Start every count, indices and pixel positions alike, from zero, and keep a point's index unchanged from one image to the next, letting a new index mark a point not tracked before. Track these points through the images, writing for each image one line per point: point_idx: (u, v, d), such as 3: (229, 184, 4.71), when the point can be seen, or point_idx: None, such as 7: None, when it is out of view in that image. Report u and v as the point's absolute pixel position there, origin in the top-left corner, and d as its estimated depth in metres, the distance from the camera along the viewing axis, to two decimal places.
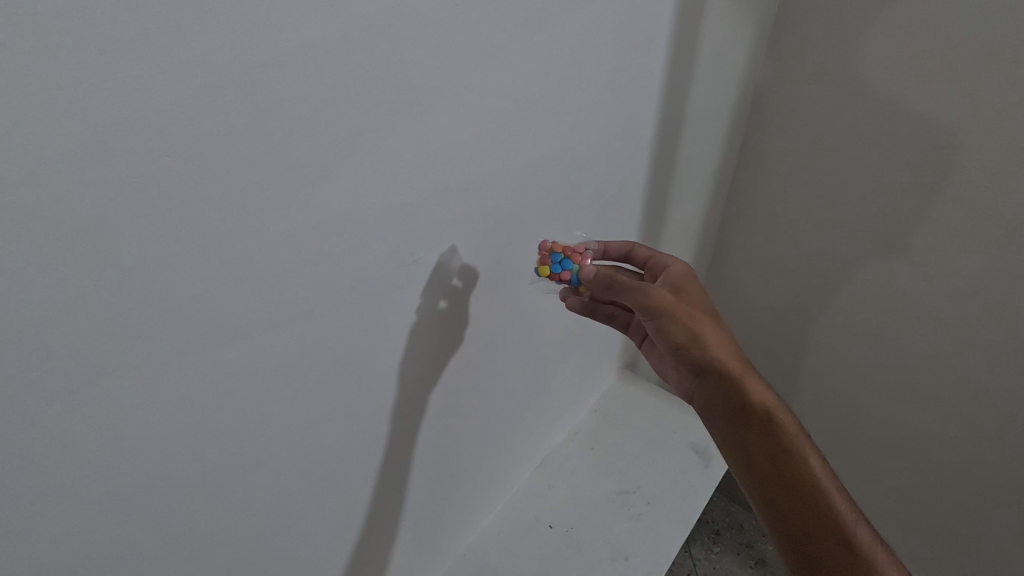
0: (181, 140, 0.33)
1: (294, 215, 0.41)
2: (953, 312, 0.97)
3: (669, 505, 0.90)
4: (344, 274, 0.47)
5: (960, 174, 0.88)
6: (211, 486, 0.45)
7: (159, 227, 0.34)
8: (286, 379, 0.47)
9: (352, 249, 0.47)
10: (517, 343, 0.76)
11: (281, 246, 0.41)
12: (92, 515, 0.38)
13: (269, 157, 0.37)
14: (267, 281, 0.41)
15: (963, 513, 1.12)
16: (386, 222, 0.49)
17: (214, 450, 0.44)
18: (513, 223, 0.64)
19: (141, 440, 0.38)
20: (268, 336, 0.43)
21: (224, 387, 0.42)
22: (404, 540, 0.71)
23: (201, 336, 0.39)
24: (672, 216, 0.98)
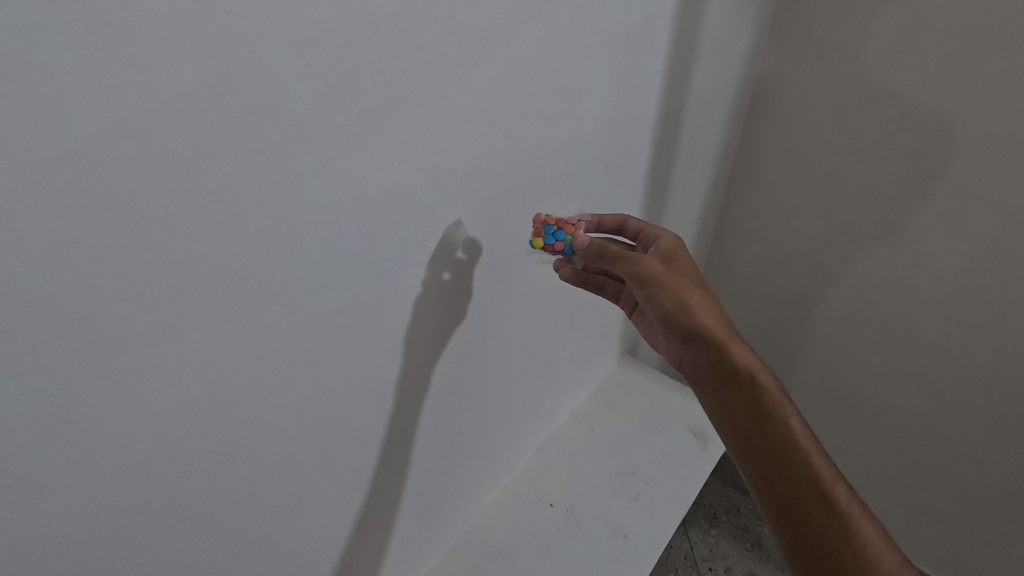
0: (191, 111, 0.33)
1: (302, 191, 0.42)
2: (948, 295, 0.98)
3: (669, 485, 0.92)
4: (349, 253, 0.48)
5: (956, 158, 0.88)
6: (221, 455, 0.46)
7: (171, 201, 0.35)
8: (293, 352, 0.48)
9: (358, 225, 0.47)
10: (520, 322, 0.77)
11: (287, 222, 0.42)
12: (104, 480, 0.39)
13: (277, 131, 0.38)
14: (274, 256, 0.42)
15: (955, 496, 1.14)
16: (392, 199, 0.49)
17: (222, 418, 0.45)
18: (513, 205, 0.65)
19: (151, 407, 0.40)
20: (273, 308, 0.44)
21: (231, 357, 0.43)
22: (407, 513, 0.73)
23: (208, 307, 0.40)
24: (672, 202, 0.98)
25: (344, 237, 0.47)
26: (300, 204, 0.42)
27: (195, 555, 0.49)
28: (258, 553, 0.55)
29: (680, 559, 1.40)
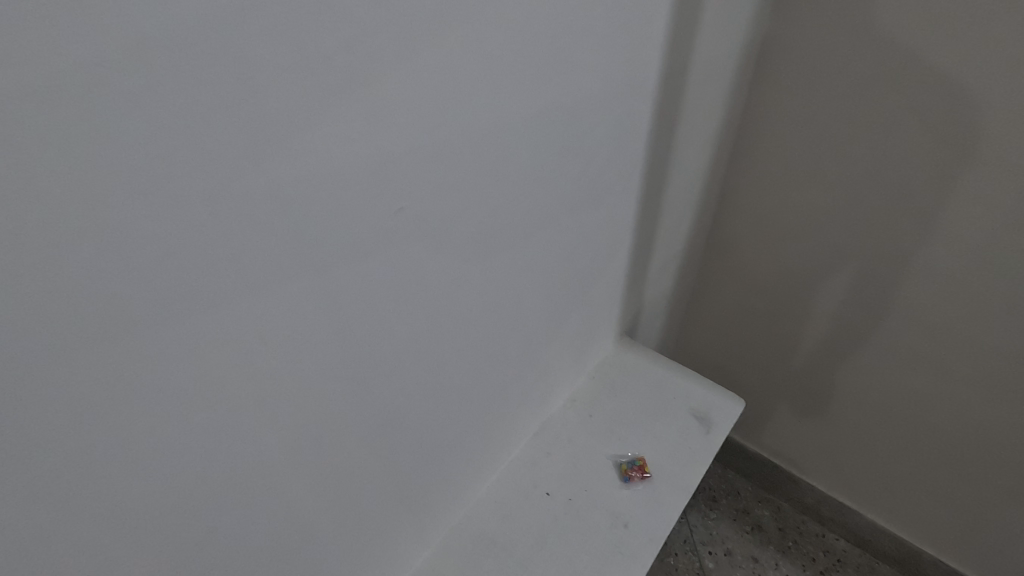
0: (104, 53, 0.27)
1: (258, 156, 0.35)
2: (962, 270, 0.94)
3: (671, 471, 0.88)
4: (322, 227, 0.42)
5: (975, 127, 0.84)
6: (177, 465, 0.40)
7: (109, 168, 0.29)
8: (259, 345, 0.42)
9: (334, 196, 0.42)
10: (514, 303, 0.72)
11: (243, 194, 0.36)
12: (53, 499, 0.34)
13: (226, 81, 0.32)
14: (229, 232, 0.36)
15: (962, 475, 1.12)
16: (371, 166, 0.44)
17: (176, 424, 0.39)
18: (504, 175, 0.59)
19: (102, 411, 0.34)
20: (241, 292, 0.39)
21: (193, 350, 0.38)
22: (398, 508, 0.68)
23: (149, 297, 0.34)
24: (673, 175, 0.93)
25: (314, 210, 0.41)
26: (258, 172, 0.36)
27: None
28: (235, 567, 0.50)
29: (680, 543, 1.40)
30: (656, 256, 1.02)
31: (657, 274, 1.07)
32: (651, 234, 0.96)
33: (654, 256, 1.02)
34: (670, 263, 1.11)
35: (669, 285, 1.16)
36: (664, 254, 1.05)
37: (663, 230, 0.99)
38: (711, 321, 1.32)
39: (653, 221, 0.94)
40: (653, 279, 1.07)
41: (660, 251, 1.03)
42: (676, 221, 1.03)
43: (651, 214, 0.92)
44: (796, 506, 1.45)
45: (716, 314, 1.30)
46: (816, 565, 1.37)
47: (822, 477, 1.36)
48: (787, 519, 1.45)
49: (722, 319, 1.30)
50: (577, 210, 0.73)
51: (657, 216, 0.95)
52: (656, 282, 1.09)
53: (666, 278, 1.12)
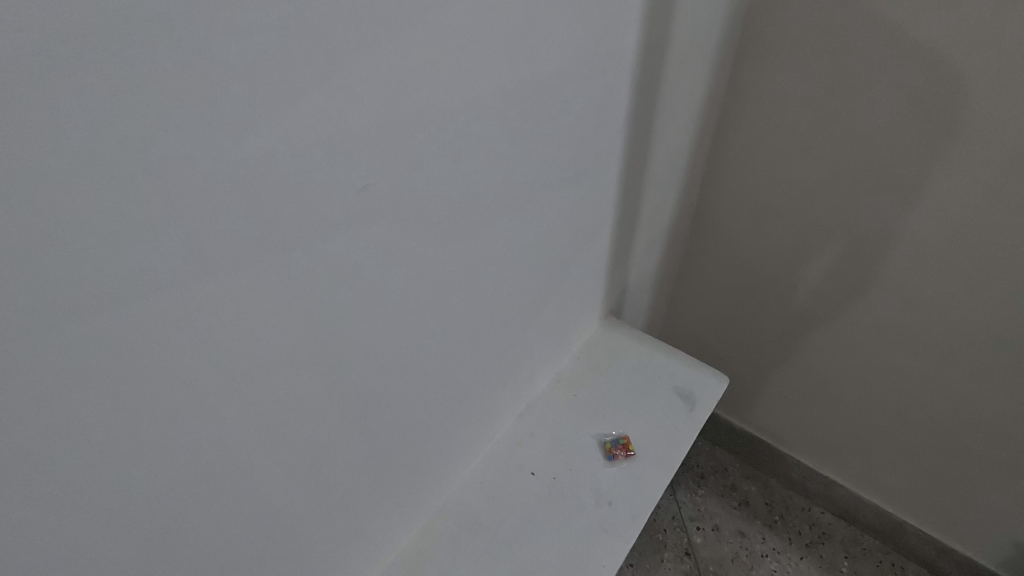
0: (25, 24, 0.25)
1: (204, 133, 0.34)
2: (944, 245, 0.94)
3: (655, 449, 0.88)
4: (282, 207, 0.41)
5: (958, 100, 0.83)
6: (137, 453, 0.40)
7: (48, 147, 0.28)
8: (219, 326, 0.41)
9: (294, 175, 0.41)
10: (495, 284, 0.71)
11: (188, 173, 0.34)
12: (13, 488, 0.33)
13: (161, 53, 0.30)
14: (179, 213, 0.35)
15: (944, 448, 1.14)
16: (333, 144, 0.43)
17: (131, 412, 0.38)
18: (478, 153, 0.58)
19: (59, 397, 0.34)
20: (198, 273, 0.38)
21: (151, 333, 0.37)
22: (382, 492, 0.68)
23: (92, 280, 0.32)
24: (656, 153, 0.92)
25: (271, 189, 0.40)
26: (207, 151, 0.35)
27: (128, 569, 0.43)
28: (212, 553, 0.49)
29: (668, 519, 1.43)
30: (640, 235, 1.02)
31: (642, 253, 1.07)
32: (634, 212, 0.95)
33: (638, 235, 1.01)
34: (655, 243, 1.10)
35: (654, 264, 1.16)
36: (648, 233, 1.05)
37: (646, 209, 0.99)
38: (698, 300, 1.32)
39: (636, 200, 0.93)
40: (637, 259, 1.06)
41: (644, 230, 1.03)
42: (660, 200, 1.02)
43: (633, 193, 0.91)
44: (783, 481, 1.47)
45: (703, 293, 1.30)
46: (802, 538, 1.39)
47: (808, 453, 1.38)
48: (774, 495, 1.47)
49: (709, 298, 1.30)
50: (556, 188, 0.72)
51: (640, 195, 0.94)
52: (641, 261, 1.08)
53: (651, 257, 1.12)
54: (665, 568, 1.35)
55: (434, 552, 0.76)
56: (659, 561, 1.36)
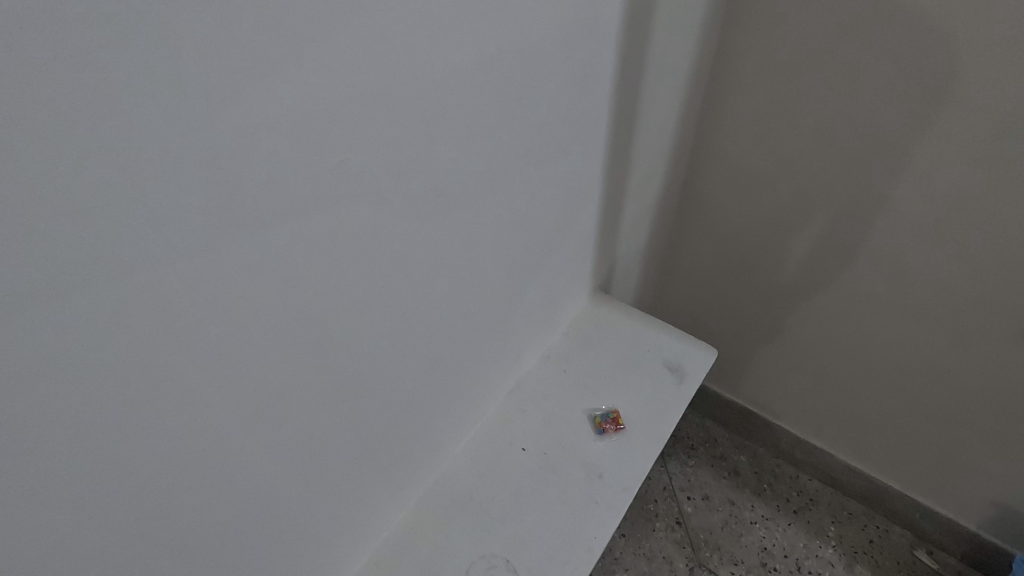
0: None
1: (169, 111, 0.32)
2: (931, 214, 0.94)
3: (644, 423, 0.89)
4: (257, 186, 0.40)
5: (947, 65, 0.82)
6: (117, 441, 0.39)
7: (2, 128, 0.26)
8: (195, 310, 0.40)
9: (268, 152, 0.39)
10: (482, 261, 0.70)
11: (153, 153, 0.33)
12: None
13: (116, 25, 0.28)
14: (146, 195, 0.34)
15: (928, 414, 1.16)
16: (309, 119, 0.41)
17: (108, 400, 0.37)
18: (460, 127, 0.56)
19: (34, 389, 0.33)
20: (171, 255, 0.37)
21: (126, 320, 0.36)
22: (374, 471, 0.69)
23: (57, 266, 0.31)
24: (643, 125, 0.90)
25: (244, 168, 0.38)
26: (173, 129, 0.33)
27: (116, 556, 0.42)
28: (202, 536, 0.49)
29: (659, 490, 1.45)
30: (627, 209, 1.01)
31: (630, 227, 1.06)
32: (621, 186, 0.94)
33: (626, 209, 1.01)
34: (643, 217, 1.10)
35: (643, 238, 1.16)
36: (636, 207, 1.04)
37: (634, 182, 0.98)
38: (687, 274, 1.33)
39: (623, 174, 0.92)
40: (626, 233, 1.06)
41: (632, 204, 1.02)
42: (647, 173, 1.01)
43: (620, 166, 0.90)
44: (771, 450, 1.50)
45: (692, 266, 1.30)
46: (790, 505, 1.43)
47: (796, 422, 1.40)
48: (763, 464, 1.49)
49: (697, 271, 1.30)
50: (541, 163, 0.71)
51: (627, 169, 0.93)
52: (629, 236, 1.08)
53: (639, 231, 1.11)
54: (656, 537, 1.37)
55: (427, 528, 0.77)
56: (651, 531, 1.39)
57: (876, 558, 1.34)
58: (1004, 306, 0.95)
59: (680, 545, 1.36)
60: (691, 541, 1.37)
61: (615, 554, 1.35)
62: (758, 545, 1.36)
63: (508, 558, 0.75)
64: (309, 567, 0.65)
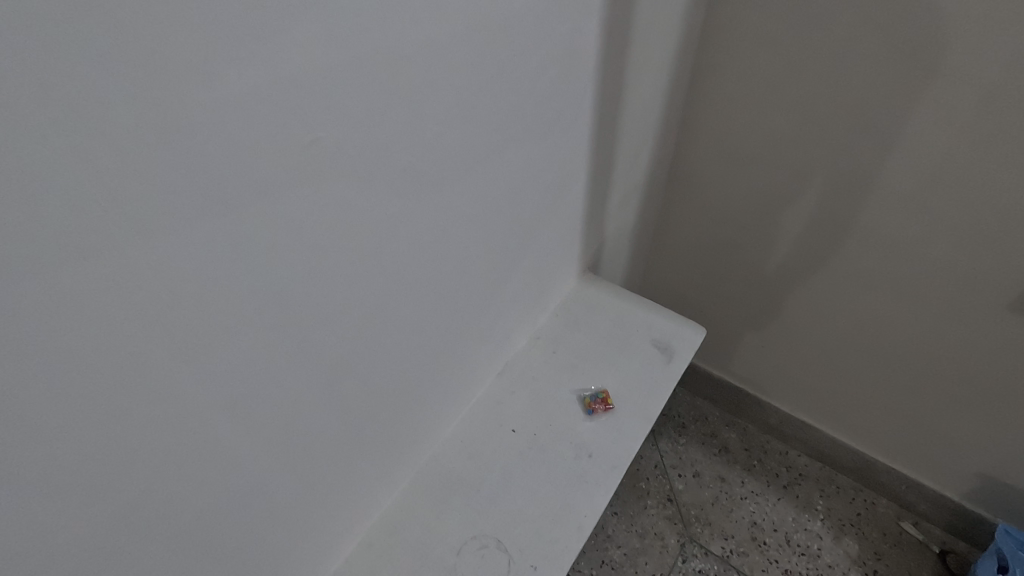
0: None
1: (126, 87, 0.31)
2: (918, 188, 0.94)
3: (634, 402, 0.89)
4: (229, 166, 0.39)
5: (934, 36, 0.81)
6: (90, 431, 0.38)
7: None
8: (166, 296, 0.39)
9: (240, 130, 0.38)
10: (467, 243, 0.69)
11: (111, 132, 0.31)
12: None
13: None
14: (105, 175, 0.32)
15: (915, 388, 1.17)
16: (281, 96, 0.40)
17: (77, 390, 0.36)
18: (441, 104, 0.55)
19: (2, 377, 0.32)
20: (142, 238, 0.36)
21: (98, 306, 0.35)
22: (362, 456, 0.68)
23: (17, 251, 0.30)
24: (629, 102, 0.89)
25: (211, 147, 0.37)
26: (131, 106, 0.32)
27: (95, 548, 0.42)
28: (189, 524, 0.49)
29: (650, 468, 1.47)
30: (615, 188, 1.00)
31: (618, 207, 1.05)
32: (608, 164, 0.93)
33: (614, 189, 1.00)
34: (631, 196, 1.09)
35: (631, 218, 1.15)
36: (624, 186, 1.03)
37: (621, 161, 0.97)
38: (676, 253, 1.32)
39: (609, 152, 0.91)
40: (613, 213, 1.05)
41: (620, 183, 1.01)
42: (634, 151, 1.00)
43: (606, 144, 0.89)
44: (760, 427, 1.52)
45: (681, 245, 1.30)
46: (779, 480, 1.44)
47: (785, 398, 1.41)
48: (752, 440, 1.51)
49: (686, 250, 1.30)
50: (526, 141, 0.70)
51: (613, 147, 0.92)
52: (617, 215, 1.07)
53: (627, 211, 1.11)
54: (647, 514, 1.39)
55: (418, 510, 0.77)
56: (642, 508, 1.40)
57: (863, 530, 1.37)
58: (990, 279, 0.96)
59: (671, 522, 1.38)
60: (682, 517, 1.38)
61: (607, 531, 1.36)
62: (747, 520, 1.38)
63: (499, 538, 0.75)
64: (300, 551, 0.65)
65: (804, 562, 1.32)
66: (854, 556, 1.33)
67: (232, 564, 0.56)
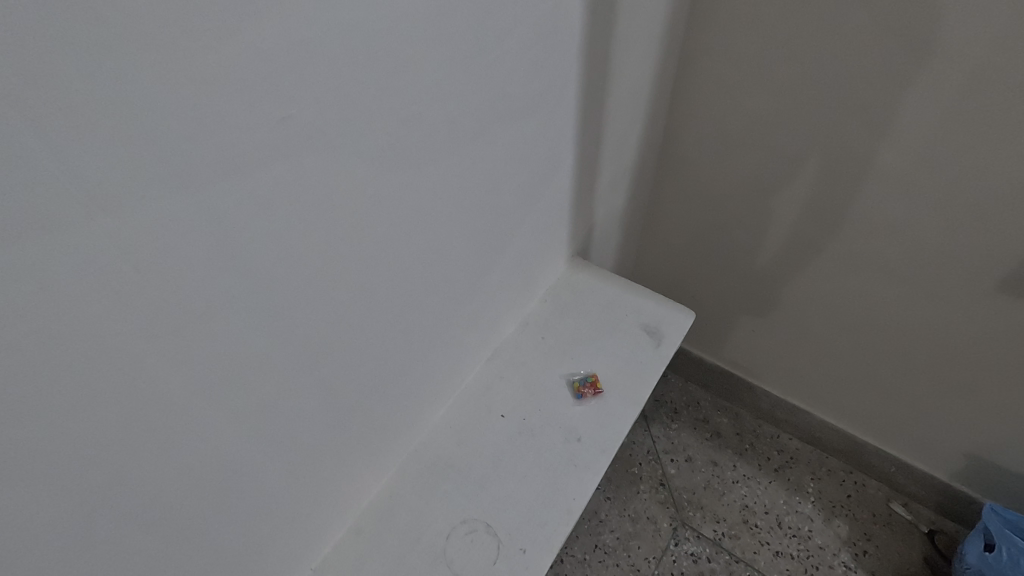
0: None
1: (81, 56, 0.30)
2: (906, 168, 0.93)
3: (623, 386, 0.89)
4: (200, 147, 0.38)
5: (920, 13, 0.80)
6: (58, 416, 0.37)
7: None
8: (136, 276, 0.38)
9: (210, 109, 0.37)
10: (452, 228, 0.68)
11: (68, 102, 0.30)
12: None
13: None
14: (62, 148, 0.31)
15: (904, 370, 1.18)
16: (252, 75, 0.39)
17: (42, 373, 0.35)
18: (421, 83, 0.54)
19: None
20: (111, 220, 0.35)
21: (66, 289, 0.34)
22: (349, 442, 0.68)
23: None
24: (616, 84, 0.88)
25: (178, 122, 0.36)
26: (89, 75, 0.31)
27: (71, 538, 0.41)
28: (174, 513, 0.48)
29: (643, 454, 1.47)
30: (603, 172, 0.99)
31: (607, 191, 1.05)
32: (595, 148, 0.92)
33: (602, 173, 0.99)
34: (620, 181, 1.08)
35: (620, 203, 1.15)
36: (612, 170, 1.03)
37: (609, 145, 0.96)
38: (667, 239, 1.32)
39: (596, 135, 0.90)
40: (602, 198, 1.05)
41: (608, 167, 1.00)
42: (622, 135, 0.99)
43: (593, 127, 0.88)
44: (752, 411, 1.53)
45: (672, 230, 1.30)
46: (770, 463, 1.45)
47: (776, 383, 1.42)
48: (744, 424, 1.52)
49: (677, 236, 1.30)
50: (510, 123, 0.69)
51: (600, 129, 0.91)
52: (606, 200, 1.07)
53: (617, 195, 1.10)
54: (640, 499, 1.40)
55: (408, 495, 0.77)
56: (635, 493, 1.41)
57: (854, 511, 1.38)
58: (979, 260, 0.96)
59: (663, 506, 1.39)
60: (674, 502, 1.39)
61: (600, 516, 1.37)
62: (739, 503, 1.39)
63: (488, 522, 0.76)
64: (288, 537, 0.65)
65: (795, 543, 1.33)
66: (844, 537, 1.34)
67: (219, 552, 0.56)
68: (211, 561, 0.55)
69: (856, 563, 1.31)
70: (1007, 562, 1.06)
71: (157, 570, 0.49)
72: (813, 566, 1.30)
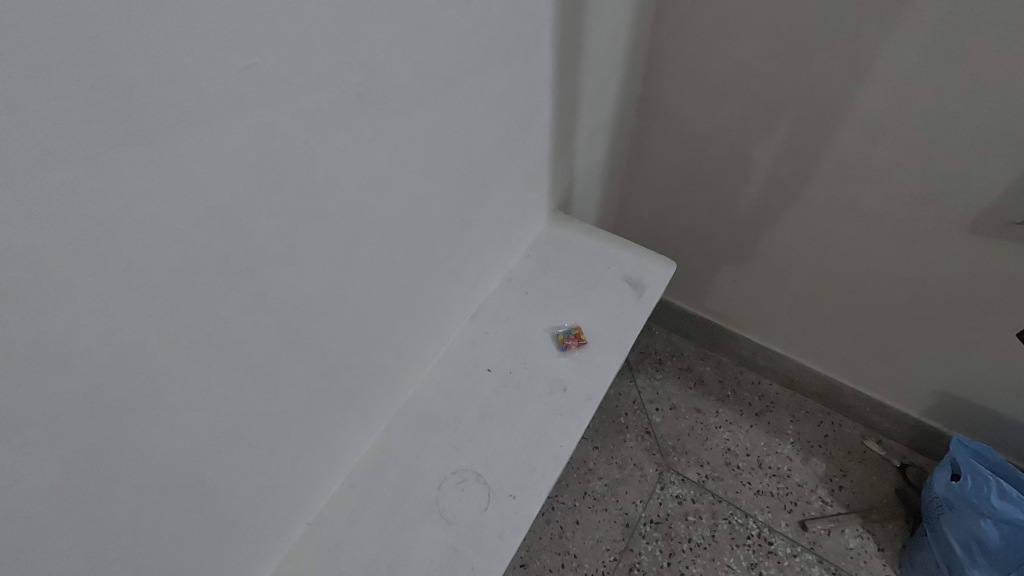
0: None
1: (20, 2, 0.28)
2: (884, 111, 0.93)
3: (606, 337, 0.91)
4: (176, 113, 0.37)
5: None
6: (38, 383, 0.36)
7: None
8: (103, 235, 0.37)
9: (183, 73, 0.37)
10: (429, 185, 0.68)
11: (15, 56, 0.28)
12: None
13: None
14: (10, 101, 0.29)
15: (881, 312, 1.21)
16: (220, 38, 0.38)
17: (10, 339, 0.34)
18: (391, 34, 0.52)
19: None
20: (95, 187, 0.35)
21: (55, 256, 0.35)
22: (337, 402, 0.69)
23: None
24: (593, 32, 0.86)
25: (135, 73, 0.34)
26: (46, 36, 0.29)
27: (78, 495, 0.42)
28: (174, 470, 0.50)
29: (629, 404, 1.52)
30: (582, 124, 0.98)
31: (586, 145, 1.04)
32: (572, 100, 0.91)
33: (581, 126, 0.98)
34: (599, 133, 1.08)
35: (600, 156, 1.14)
36: (591, 123, 1.02)
37: (586, 97, 0.94)
38: (648, 191, 1.33)
39: (574, 87, 0.89)
40: (581, 152, 1.04)
41: (587, 120, 0.99)
42: (601, 86, 0.98)
43: (571, 78, 0.87)
44: (734, 359, 1.57)
45: (654, 182, 1.30)
46: (751, 408, 1.50)
47: (758, 331, 1.45)
48: (726, 372, 1.56)
49: (659, 187, 1.30)
50: (484, 74, 0.67)
51: (578, 81, 0.89)
52: (586, 153, 1.06)
53: (596, 148, 1.10)
54: (626, 447, 1.44)
55: (398, 450, 0.79)
56: (621, 442, 1.45)
57: (830, 450, 1.44)
58: (954, 203, 0.97)
59: (649, 453, 1.43)
60: (659, 449, 1.44)
61: (589, 465, 1.42)
62: (721, 447, 1.44)
63: (478, 471, 0.78)
64: (284, 492, 0.67)
65: (776, 482, 1.39)
66: (821, 474, 1.41)
67: (214, 509, 0.57)
68: (209, 515, 0.57)
69: (833, 497, 1.37)
70: (970, 489, 1.11)
71: (150, 528, 0.50)
72: (792, 503, 1.37)
